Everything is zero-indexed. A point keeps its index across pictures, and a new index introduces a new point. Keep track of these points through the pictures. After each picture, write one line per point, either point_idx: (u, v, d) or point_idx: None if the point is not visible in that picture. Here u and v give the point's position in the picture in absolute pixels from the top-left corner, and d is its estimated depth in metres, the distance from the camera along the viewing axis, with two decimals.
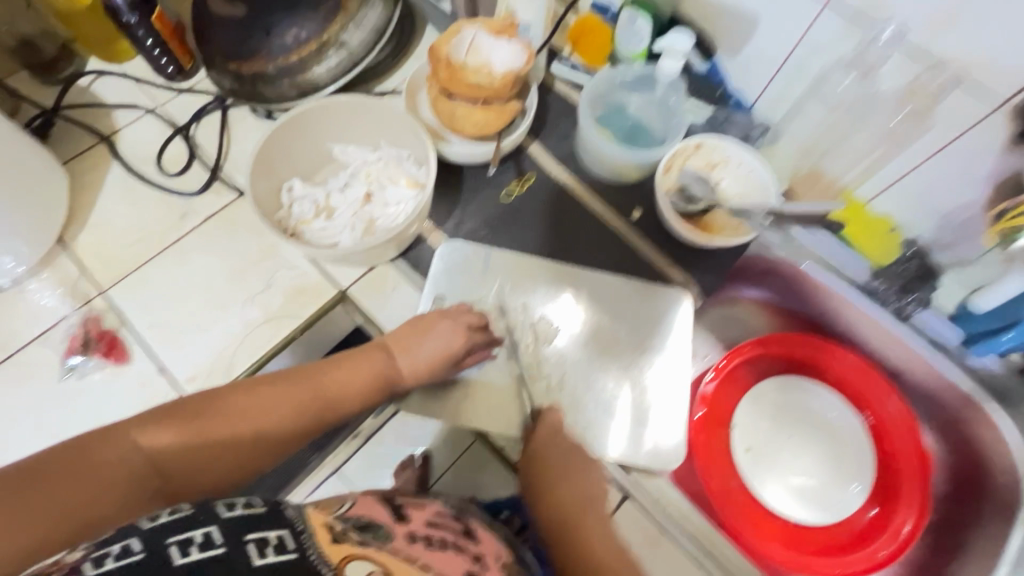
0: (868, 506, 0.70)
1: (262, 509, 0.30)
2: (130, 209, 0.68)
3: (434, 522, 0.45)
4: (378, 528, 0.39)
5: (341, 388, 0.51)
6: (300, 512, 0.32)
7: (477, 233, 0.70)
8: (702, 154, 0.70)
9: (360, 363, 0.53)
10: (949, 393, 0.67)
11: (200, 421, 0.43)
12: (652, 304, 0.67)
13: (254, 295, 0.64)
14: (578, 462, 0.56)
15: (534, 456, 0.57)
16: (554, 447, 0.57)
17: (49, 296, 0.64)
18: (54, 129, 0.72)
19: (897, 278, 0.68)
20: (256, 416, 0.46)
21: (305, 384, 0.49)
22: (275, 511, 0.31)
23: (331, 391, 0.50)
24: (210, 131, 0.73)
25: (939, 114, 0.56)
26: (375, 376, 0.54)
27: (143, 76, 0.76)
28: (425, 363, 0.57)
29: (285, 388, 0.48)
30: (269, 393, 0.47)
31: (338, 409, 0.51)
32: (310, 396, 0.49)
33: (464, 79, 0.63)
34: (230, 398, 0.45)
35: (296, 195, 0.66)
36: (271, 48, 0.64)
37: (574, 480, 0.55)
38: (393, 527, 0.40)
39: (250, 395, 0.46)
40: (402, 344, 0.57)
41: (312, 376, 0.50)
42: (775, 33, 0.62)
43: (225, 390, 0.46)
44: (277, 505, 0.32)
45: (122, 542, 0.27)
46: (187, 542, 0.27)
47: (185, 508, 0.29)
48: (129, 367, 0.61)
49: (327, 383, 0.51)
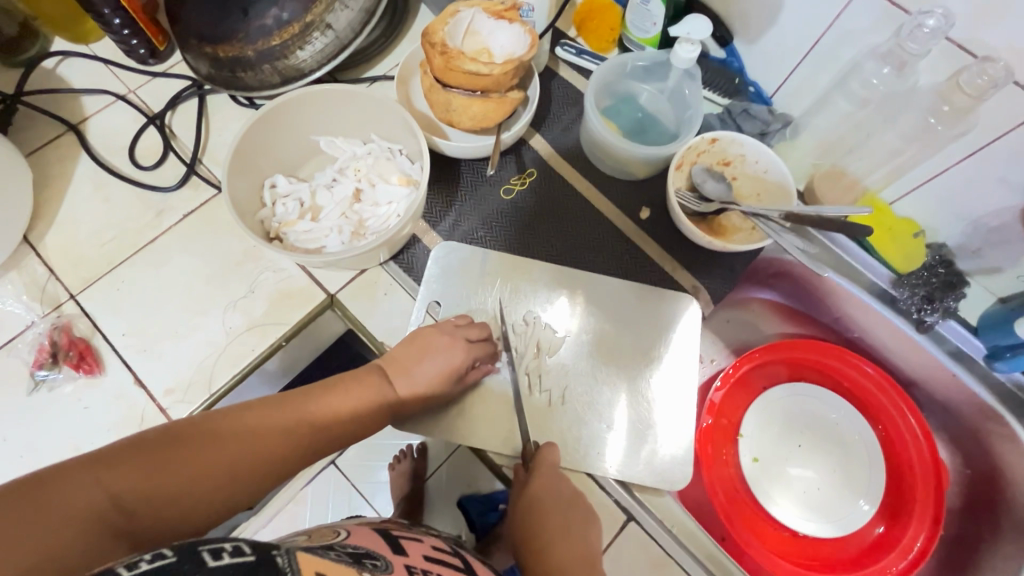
0: (876, 523, 0.68)
1: (251, 556, 0.27)
2: (103, 206, 0.63)
3: (434, 557, 0.42)
4: (377, 559, 0.36)
5: (334, 414, 0.47)
6: (292, 560, 0.29)
7: (475, 233, 0.65)
8: (717, 149, 0.65)
9: (353, 387, 0.50)
10: (969, 406, 0.64)
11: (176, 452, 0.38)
12: (659, 311, 0.63)
13: (236, 300, 0.60)
14: (578, 513, 0.52)
15: (525, 505, 0.52)
16: (551, 498, 0.52)
17: (14, 301, 0.59)
18: (17, 116, 0.66)
19: (920, 288, 0.63)
20: (242, 449, 0.41)
21: (296, 412, 0.45)
22: (264, 560, 0.28)
23: (323, 417, 0.47)
24: (186, 121, 0.68)
25: (980, 113, 0.51)
26: (369, 401, 0.50)
27: (113, 58, 0.70)
28: (425, 382, 0.54)
29: (275, 413, 0.44)
30: (258, 420, 0.43)
31: (332, 434, 0.47)
32: (299, 424, 0.45)
33: (460, 69, 0.56)
34: (213, 425, 0.40)
35: (280, 192, 0.61)
36: (250, 32, 0.59)
37: (573, 535, 0.51)
38: (394, 559, 0.38)
39: (236, 422, 0.42)
40: (400, 365, 0.54)
41: (303, 404, 0.46)
42: (801, 20, 0.57)
43: (207, 418, 0.41)
44: (266, 552, 0.28)
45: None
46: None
47: (167, 554, 0.26)
48: (103, 379, 0.57)
49: (318, 410, 0.47)
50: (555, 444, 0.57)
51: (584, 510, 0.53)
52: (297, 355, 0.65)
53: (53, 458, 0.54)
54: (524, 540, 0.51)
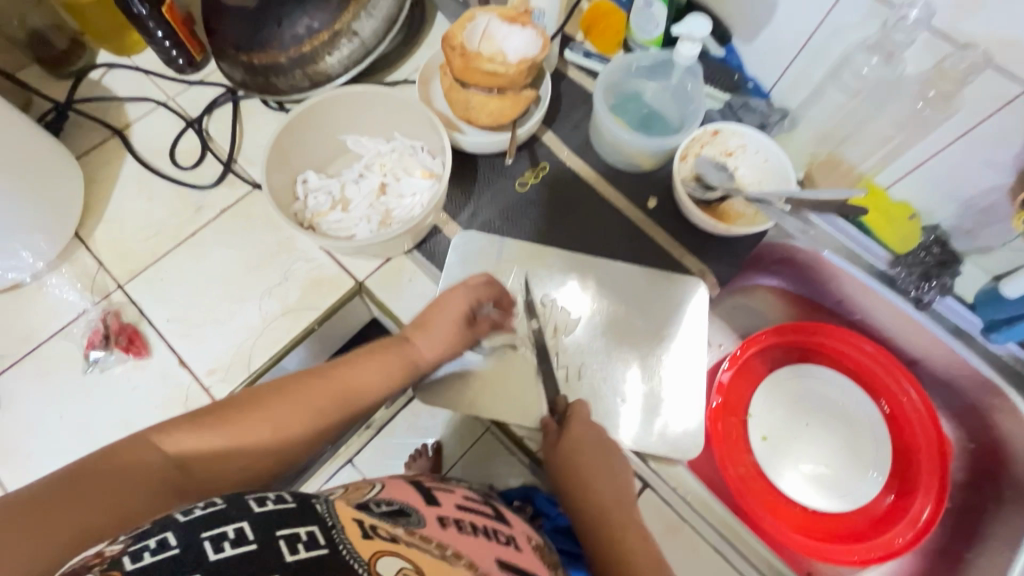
0: (885, 492, 0.70)
1: (293, 503, 0.31)
2: (146, 203, 0.68)
3: (465, 507, 0.46)
4: (410, 515, 0.39)
5: (362, 378, 0.51)
6: (329, 507, 0.32)
7: (492, 223, 0.69)
8: (719, 141, 0.70)
9: (374, 352, 0.54)
10: (968, 380, 0.67)
11: (222, 421, 0.44)
12: (668, 293, 0.67)
13: (271, 288, 0.64)
14: (615, 459, 0.56)
15: (568, 452, 0.56)
16: (586, 445, 0.56)
17: (68, 290, 0.64)
18: (67, 123, 0.71)
19: (916, 266, 0.66)
20: (280, 413, 0.46)
21: (326, 379, 0.49)
22: (305, 507, 0.31)
23: (348, 378, 0.51)
24: (222, 125, 0.73)
25: (963, 98, 0.55)
26: (391, 362, 0.54)
27: (154, 68, 0.75)
28: (440, 339, 0.57)
29: (301, 378, 0.49)
30: (291, 387, 0.48)
31: (360, 395, 0.51)
32: (330, 388, 0.49)
33: (478, 69, 0.61)
34: (252, 394, 0.46)
35: (311, 187, 0.66)
36: (282, 39, 0.64)
37: (612, 477, 0.55)
38: (426, 512, 0.41)
39: (272, 390, 0.47)
40: (420, 325, 0.57)
41: (331, 370, 0.50)
42: (794, 18, 0.62)
43: (248, 390, 0.47)
44: (307, 500, 0.32)
45: (157, 535, 0.27)
46: (220, 538, 0.27)
47: (218, 502, 0.29)
48: (150, 361, 0.61)
49: (343, 374, 0.51)
50: (585, 401, 0.61)
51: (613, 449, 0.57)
52: (327, 341, 0.69)
53: (106, 434, 0.58)
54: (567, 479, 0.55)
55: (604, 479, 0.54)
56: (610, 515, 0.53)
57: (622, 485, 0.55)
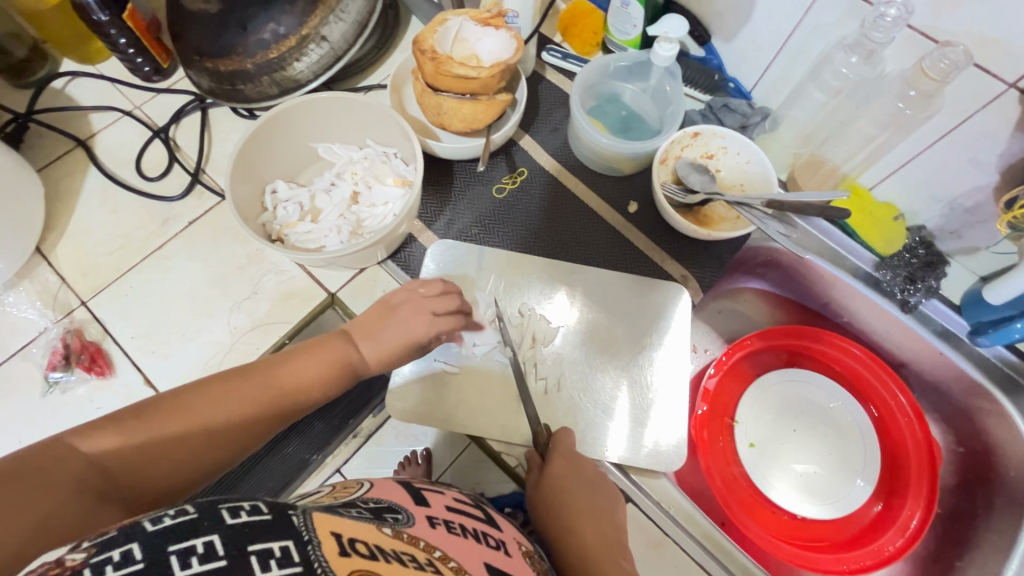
0: (873, 501, 0.69)
1: (268, 515, 0.27)
2: (110, 216, 0.66)
3: (456, 508, 0.44)
4: (398, 513, 0.37)
5: (296, 380, 0.48)
6: (307, 519, 0.28)
7: (469, 231, 0.68)
8: (699, 143, 0.68)
9: (316, 351, 0.50)
10: (957, 383, 0.65)
11: (149, 423, 0.41)
12: (650, 299, 0.65)
13: (240, 301, 0.62)
14: (602, 493, 0.53)
15: (550, 479, 0.52)
16: (572, 482, 0.52)
17: (28, 308, 0.62)
18: (28, 134, 0.69)
19: (901, 269, 0.64)
20: (210, 415, 0.43)
21: (257, 379, 0.46)
22: (281, 519, 0.27)
23: (286, 381, 0.47)
24: (190, 133, 0.71)
25: (944, 97, 0.53)
26: (331, 364, 0.49)
27: (119, 76, 0.73)
28: (388, 348, 0.52)
29: (234, 380, 0.45)
30: (222, 390, 0.44)
31: (299, 399, 0.47)
32: (263, 391, 0.46)
33: (449, 73, 0.59)
34: (180, 397, 0.43)
35: (280, 197, 0.64)
36: (247, 46, 0.61)
37: (601, 515, 0.51)
38: (415, 512, 0.39)
39: (203, 391, 0.44)
40: (365, 329, 0.53)
41: (268, 371, 0.47)
42: (772, 16, 0.60)
43: (176, 392, 0.43)
44: (283, 511, 0.28)
45: (121, 547, 0.23)
46: (188, 553, 0.23)
47: (189, 510, 0.25)
48: (114, 380, 0.59)
49: (280, 377, 0.47)
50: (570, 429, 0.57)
51: (603, 487, 0.53)
52: None
53: None
54: (545, 521, 0.51)
55: (590, 519, 0.50)
56: (591, 554, 0.49)
57: (609, 523, 0.51)
